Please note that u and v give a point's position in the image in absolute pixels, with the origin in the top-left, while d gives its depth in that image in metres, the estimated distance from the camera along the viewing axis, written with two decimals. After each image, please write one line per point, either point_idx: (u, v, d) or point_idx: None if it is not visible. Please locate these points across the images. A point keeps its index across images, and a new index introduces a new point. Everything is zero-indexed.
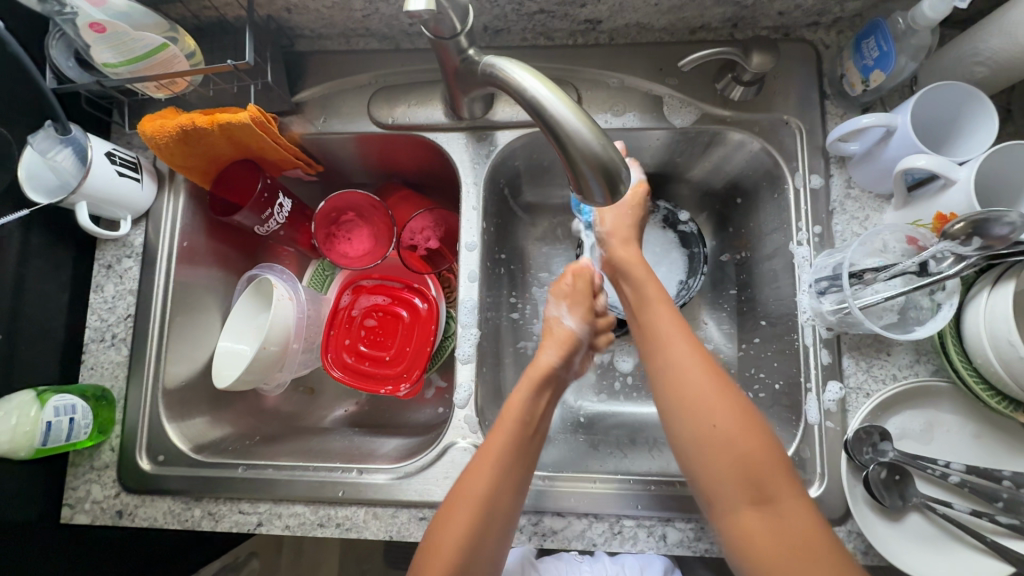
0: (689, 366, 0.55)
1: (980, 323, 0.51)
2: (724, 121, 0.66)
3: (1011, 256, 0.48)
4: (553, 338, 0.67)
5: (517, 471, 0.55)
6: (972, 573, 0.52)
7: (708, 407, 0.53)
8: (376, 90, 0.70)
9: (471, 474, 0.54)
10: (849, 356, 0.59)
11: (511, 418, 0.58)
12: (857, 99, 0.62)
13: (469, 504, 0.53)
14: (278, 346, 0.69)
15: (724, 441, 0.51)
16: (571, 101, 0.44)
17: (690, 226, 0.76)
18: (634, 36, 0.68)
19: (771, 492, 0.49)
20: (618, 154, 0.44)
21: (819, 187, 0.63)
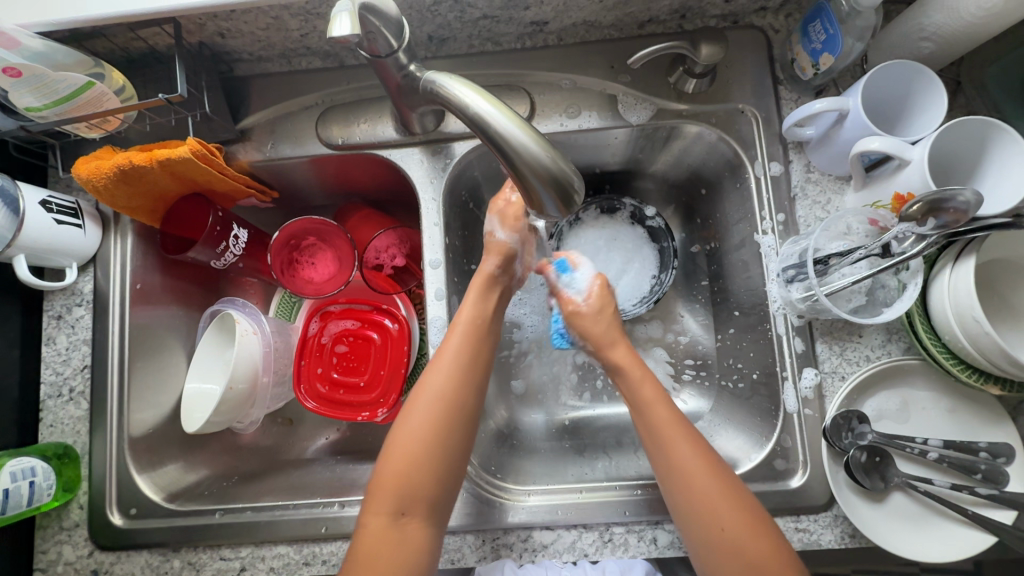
0: (677, 423, 0.53)
1: (945, 300, 0.51)
2: (680, 114, 0.65)
3: (968, 233, 0.48)
4: (488, 252, 0.63)
5: (447, 418, 0.53)
6: (957, 546, 0.53)
7: (677, 446, 0.52)
8: (323, 110, 0.67)
9: (403, 422, 0.53)
10: (822, 341, 0.59)
11: (444, 359, 0.56)
12: (810, 83, 0.61)
13: (401, 452, 0.52)
14: (246, 383, 0.66)
15: (704, 504, 0.49)
16: (514, 115, 0.43)
17: (657, 221, 0.75)
18: (583, 34, 0.66)
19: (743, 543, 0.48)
20: (568, 164, 0.44)
21: (779, 174, 0.63)
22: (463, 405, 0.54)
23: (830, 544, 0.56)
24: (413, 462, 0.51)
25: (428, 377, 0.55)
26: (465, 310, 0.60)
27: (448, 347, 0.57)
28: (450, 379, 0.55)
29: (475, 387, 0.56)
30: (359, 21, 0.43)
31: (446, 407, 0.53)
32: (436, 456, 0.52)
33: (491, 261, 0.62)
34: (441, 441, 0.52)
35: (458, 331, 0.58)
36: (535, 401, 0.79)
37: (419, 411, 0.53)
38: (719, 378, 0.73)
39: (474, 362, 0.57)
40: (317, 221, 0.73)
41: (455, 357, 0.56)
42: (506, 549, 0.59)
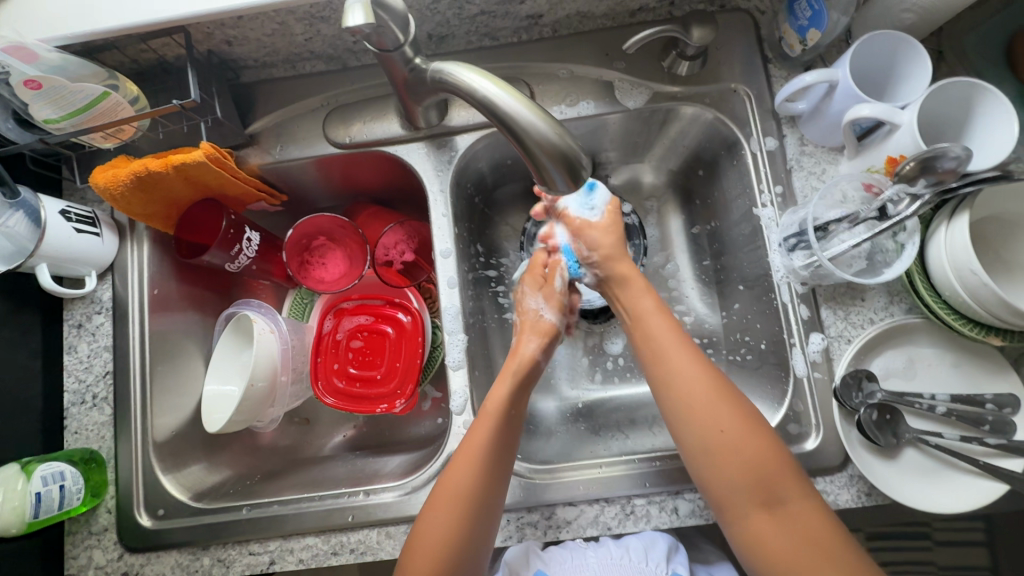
0: (683, 364, 0.56)
1: (943, 256, 0.53)
2: (675, 97, 0.67)
3: (961, 189, 0.50)
4: (530, 328, 0.68)
5: (470, 509, 0.54)
6: (972, 497, 0.54)
7: (680, 382, 0.55)
8: (329, 111, 0.69)
9: (429, 513, 0.55)
10: (827, 307, 0.61)
11: (470, 451, 0.56)
12: (799, 59, 0.64)
13: (428, 543, 0.53)
14: (267, 381, 0.67)
15: (714, 435, 0.52)
16: (524, 97, 0.45)
17: (632, 218, 0.79)
18: (577, 25, 0.69)
19: (782, 495, 0.49)
20: (576, 143, 0.46)
21: (774, 149, 0.64)
22: (489, 495, 0.55)
23: (847, 504, 0.58)
24: (444, 554, 0.52)
25: (453, 469, 0.56)
26: (492, 401, 0.59)
27: (480, 434, 0.57)
28: (481, 471, 0.55)
29: (500, 477, 0.56)
30: (371, 12, 0.43)
31: (467, 500, 0.54)
32: (461, 545, 0.53)
33: (534, 341, 0.67)
34: (468, 529, 0.54)
35: (485, 423, 0.58)
36: (548, 387, 0.81)
37: (449, 495, 0.54)
38: (727, 353, 0.74)
39: (505, 451, 0.57)
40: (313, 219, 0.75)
41: (484, 450, 0.56)
42: (531, 526, 0.60)
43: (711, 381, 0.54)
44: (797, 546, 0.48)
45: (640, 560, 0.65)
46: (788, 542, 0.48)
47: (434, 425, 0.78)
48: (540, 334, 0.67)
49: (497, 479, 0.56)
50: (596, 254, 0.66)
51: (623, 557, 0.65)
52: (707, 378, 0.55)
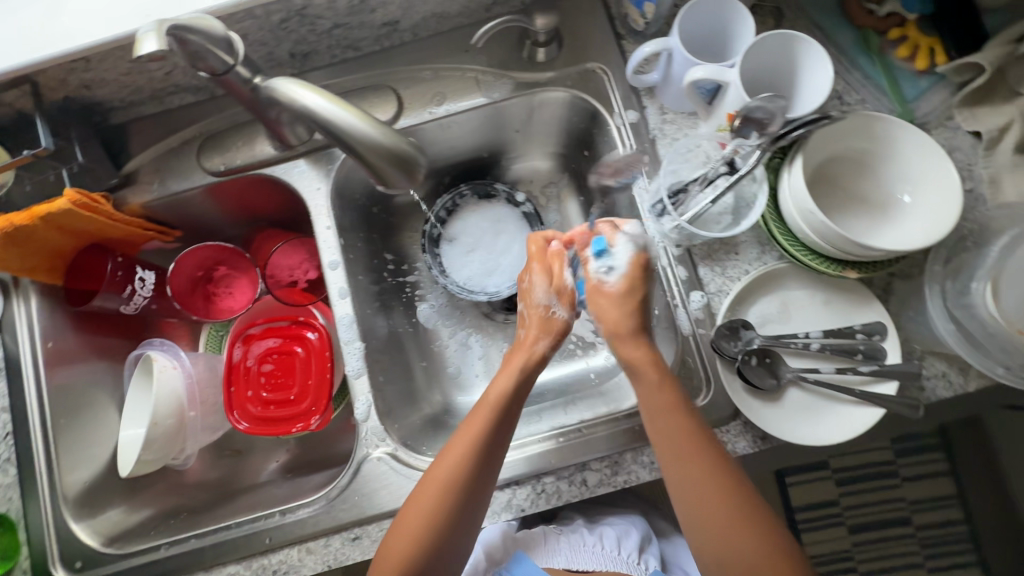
0: (690, 453, 0.51)
1: (790, 201, 0.55)
2: (539, 83, 0.69)
3: (788, 134, 0.54)
4: (538, 322, 0.62)
5: (458, 492, 0.53)
6: (852, 425, 0.56)
7: (691, 479, 0.50)
8: (202, 141, 0.70)
9: (416, 493, 0.54)
10: (704, 265, 0.63)
11: (454, 448, 0.54)
12: (646, 32, 0.66)
13: (405, 523, 0.53)
14: (173, 418, 0.67)
15: (719, 537, 0.49)
16: (349, 105, 0.47)
17: (527, 206, 0.82)
18: (436, 26, 0.70)
19: (749, 520, 0.49)
20: (407, 142, 0.48)
21: (636, 120, 0.67)
22: (483, 482, 0.54)
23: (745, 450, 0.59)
24: (419, 539, 0.52)
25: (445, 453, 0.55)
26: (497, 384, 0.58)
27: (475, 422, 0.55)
28: (467, 455, 0.54)
29: (486, 471, 0.54)
30: (165, 36, 0.43)
31: (458, 486, 0.53)
32: (443, 527, 0.52)
33: (546, 339, 0.61)
34: (447, 519, 0.52)
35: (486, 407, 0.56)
36: (471, 382, 0.81)
37: (431, 484, 0.54)
38: None
39: (501, 441, 0.55)
40: (205, 247, 0.76)
41: (473, 443, 0.54)
42: None
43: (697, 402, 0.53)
44: None
45: (609, 547, 0.75)
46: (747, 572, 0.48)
47: None
48: (550, 332, 0.61)
49: (480, 472, 0.54)
50: (608, 334, 0.58)
51: (593, 542, 0.75)
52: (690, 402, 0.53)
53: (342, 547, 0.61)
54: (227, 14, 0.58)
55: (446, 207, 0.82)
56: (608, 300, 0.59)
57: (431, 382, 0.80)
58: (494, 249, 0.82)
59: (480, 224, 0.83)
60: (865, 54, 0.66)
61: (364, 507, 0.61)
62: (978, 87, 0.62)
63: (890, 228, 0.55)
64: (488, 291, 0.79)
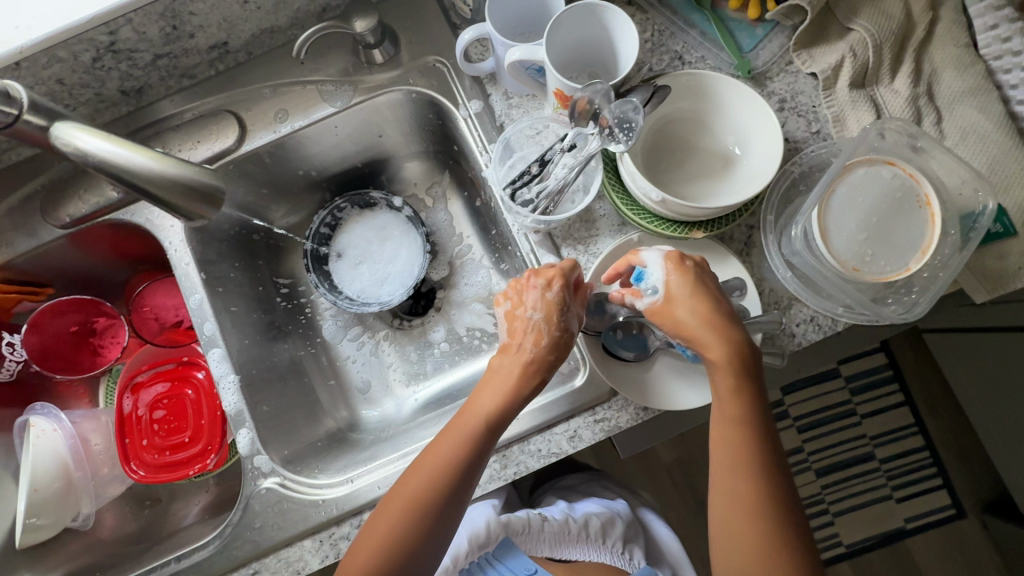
0: (747, 437, 0.49)
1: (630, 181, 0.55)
2: (382, 85, 0.68)
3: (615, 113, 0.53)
4: (527, 333, 0.54)
5: (440, 484, 0.50)
6: None
7: (742, 456, 0.48)
8: (46, 194, 0.68)
9: (406, 476, 0.52)
10: (567, 245, 0.62)
11: (450, 445, 0.51)
12: (476, 18, 0.65)
13: (399, 495, 0.51)
14: (59, 481, 0.66)
15: (746, 527, 0.46)
16: (146, 149, 0.47)
17: (407, 210, 0.81)
18: (271, 41, 0.68)
19: (775, 500, 0.47)
20: (216, 180, 0.50)
21: (481, 110, 0.66)
22: (443, 498, 0.50)
23: (629, 424, 0.59)
24: (397, 520, 0.50)
25: (418, 469, 0.51)
26: (477, 403, 0.53)
27: (467, 423, 0.52)
28: (459, 457, 0.51)
29: (460, 485, 0.50)
30: None
31: (433, 486, 0.50)
32: (418, 518, 0.49)
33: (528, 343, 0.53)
34: (421, 507, 0.50)
35: (459, 425, 0.52)
36: (382, 393, 0.81)
37: (422, 467, 0.51)
38: None
39: (479, 464, 0.51)
40: (75, 301, 0.74)
41: (458, 452, 0.51)
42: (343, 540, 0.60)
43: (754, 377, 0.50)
44: None
45: (597, 536, 0.78)
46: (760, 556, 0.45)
47: None
48: (557, 348, 0.54)
49: (459, 477, 0.50)
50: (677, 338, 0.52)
51: (582, 530, 0.78)
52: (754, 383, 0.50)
53: None
54: (25, 61, 0.56)
55: (325, 225, 0.81)
56: (670, 303, 0.52)
57: (339, 398, 0.79)
58: (384, 257, 0.81)
59: (365, 234, 0.81)
60: (699, 9, 0.65)
61: (258, 541, 0.60)
62: (809, 26, 0.62)
63: (728, 185, 0.56)
64: (381, 299, 0.78)
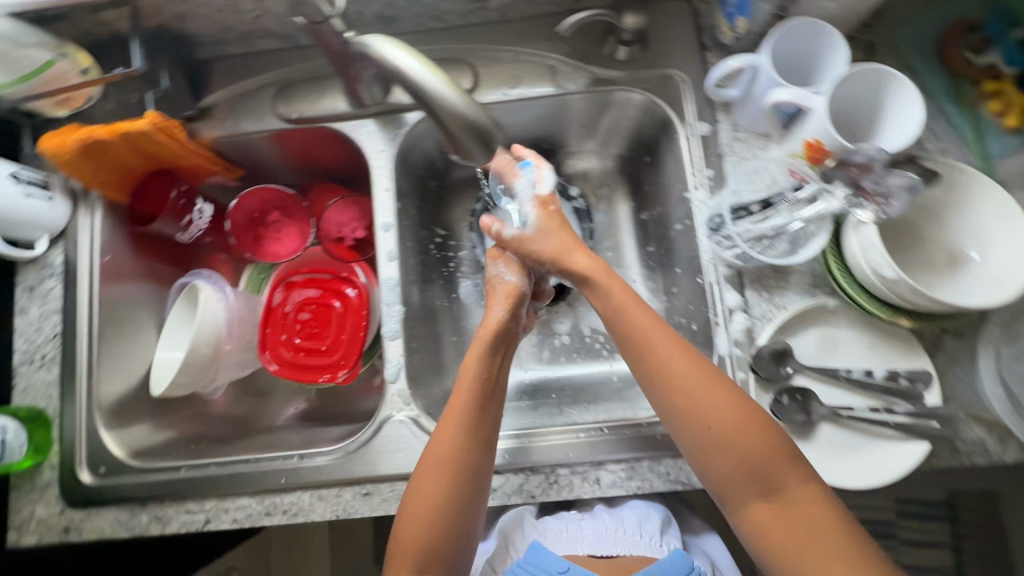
0: (720, 412, 0.51)
1: (857, 250, 0.54)
2: (616, 81, 0.69)
3: (869, 188, 0.52)
4: (499, 296, 0.65)
5: (465, 455, 0.56)
6: (894, 467, 0.56)
7: (729, 445, 0.50)
8: (278, 87, 0.72)
9: (421, 474, 0.57)
10: (752, 288, 0.63)
11: (452, 420, 0.57)
12: (733, 47, 0.65)
13: (423, 486, 0.56)
14: (210, 348, 0.69)
15: (784, 513, 0.49)
16: (444, 73, 0.48)
17: (580, 201, 0.80)
18: (523, 10, 0.71)
19: (776, 483, 0.50)
20: (489, 118, 0.49)
21: (707, 133, 0.66)
22: (472, 458, 0.56)
23: None
24: (432, 504, 0.55)
25: (437, 441, 0.57)
26: (465, 369, 0.60)
27: (456, 401, 0.58)
28: (461, 424, 0.57)
29: (477, 452, 0.57)
30: None
31: (456, 458, 0.56)
32: (453, 493, 0.55)
33: (501, 304, 0.64)
34: (454, 484, 0.55)
35: (463, 392, 0.58)
36: None
37: (435, 457, 0.56)
38: None
39: (486, 432, 0.57)
40: (265, 189, 0.79)
41: (462, 418, 0.57)
42: None
43: (692, 357, 0.53)
44: None
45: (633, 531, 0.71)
46: (787, 537, 0.48)
47: None
48: (490, 331, 0.62)
49: (474, 442, 0.57)
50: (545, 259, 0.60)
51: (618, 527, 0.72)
52: (694, 362, 0.53)
53: (353, 499, 0.63)
54: None
55: None
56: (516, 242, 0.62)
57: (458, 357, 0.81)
58: None
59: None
60: (956, 103, 0.64)
61: (380, 467, 0.63)
62: None
63: (955, 284, 0.55)
64: None
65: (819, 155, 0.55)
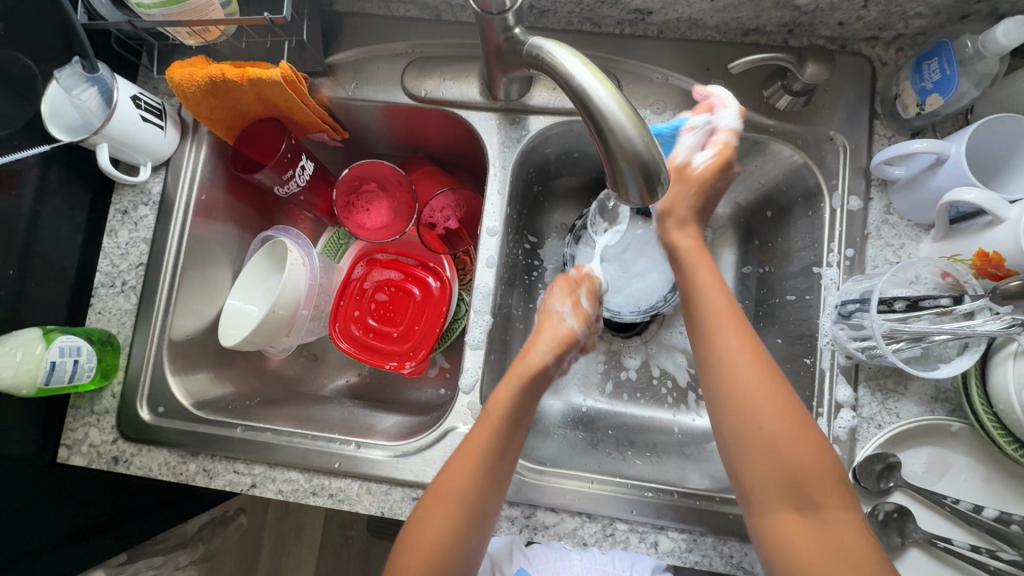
0: (746, 372, 0.50)
1: (1009, 383, 0.49)
2: (766, 130, 0.64)
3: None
4: (547, 332, 0.59)
5: (495, 457, 0.53)
6: None
7: (754, 404, 0.48)
8: (411, 60, 0.69)
9: (451, 467, 0.53)
10: (866, 385, 0.58)
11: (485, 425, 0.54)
12: (910, 122, 0.60)
13: (448, 489, 0.52)
14: (288, 312, 0.68)
15: (794, 486, 0.46)
16: (617, 92, 0.41)
17: None
18: (684, 31, 0.66)
19: (816, 500, 0.46)
20: (659, 153, 0.42)
21: (856, 209, 0.61)
22: (485, 497, 0.52)
23: None
24: (455, 503, 0.51)
25: (450, 472, 0.53)
26: (495, 404, 0.55)
27: (494, 404, 0.55)
28: (494, 433, 0.54)
29: (506, 460, 0.54)
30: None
31: (484, 461, 0.53)
32: (479, 497, 0.52)
33: (547, 343, 0.59)
34: (483, 488, 0.52)
35: (488, 427, 0.54)
36: (556, 388, 0.79)
37: (466, 460, 0.53)
38: None
39: (512, 442, 0.55)
40: (364, 165, 0.72)
41: (496, 420, 0.54)
42: (508, 519, 0.60)
43: (767, 370, 0.50)
44: (825, 559, 0.44)
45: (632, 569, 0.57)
46: (812, 548, 0.45)
47: (435, 394, 0.78)
48: (557, 341, 0.59)
49: (506, 445, 0.54)
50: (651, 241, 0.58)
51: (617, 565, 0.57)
52: (768, 375, 0.50)
53: (401, 501, 0.61)
54: None
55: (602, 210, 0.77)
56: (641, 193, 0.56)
57: None
58: (628, 272, 0.75)
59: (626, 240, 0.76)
60: None
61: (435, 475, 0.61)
62: None
63: None
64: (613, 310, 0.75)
65: (997, 273, 0.51)
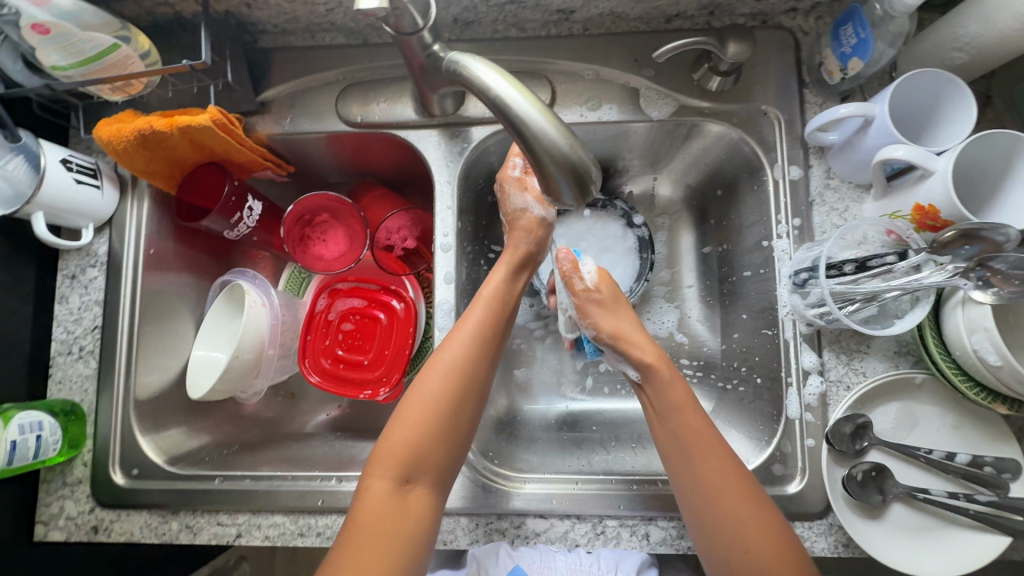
0: (719, 476, 0.49)
1: (960, 329, 0.50)
2: (702, 112, 0.65)
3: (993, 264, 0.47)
4: (520, 229, 0.62)
5: (450, 404, 0.52)
6: (974, 554, 0.52)
7: (730, 506, 0.48)
8: (344, 87, 0.68)
9: (402, 415, 0.52)
10: (829, 349, 0.59)
11: (440, 363, 0.53)
12: (837, 88, 0.61)
13: (402, 439, 0.50)
14: (253, 354, 0.67)
15: None
16: (537, 100, 0.41)
17: (642, 231, 0.74)
18: (609, 25, 0.66)
19: None
20: (587, 154, 0.42)
21: (798, 178, 0.62)
22: (443, 449, 0.51)
23: (823, 553, 0.56)
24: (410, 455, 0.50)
25: (403, 424, 0.51)
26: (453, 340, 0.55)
27: (452, 343, 0.55)
28: (452, 372, 0.53)
29: (464, 411, 0.53)
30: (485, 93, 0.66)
31: (438, 409, 0.52)
32: (432, 451, 0.51)
33: (523, 238, 0.62)
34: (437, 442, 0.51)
35: (440, 369, 0.53)
36: (535, 392, 0.79)
37: (419, 405, 0.52)
38: None
39: (467, 395, 0.53)
40: (315, 198, 0.72)
41: (453, 360, 0.53)
42: (499, 532, 0.60)
43: (735, 472, 0.50)
44: None
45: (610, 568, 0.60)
46: None
47: None
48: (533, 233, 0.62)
49: (463, 392, 0.53)
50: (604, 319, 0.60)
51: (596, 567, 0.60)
52: (738, 476, 0.50)
53: None
54: None
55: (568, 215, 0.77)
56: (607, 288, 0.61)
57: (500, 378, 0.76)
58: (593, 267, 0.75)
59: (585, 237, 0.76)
60: None
61: None
62: None
63: None
64: None
65: (936, 224, 0.52)
